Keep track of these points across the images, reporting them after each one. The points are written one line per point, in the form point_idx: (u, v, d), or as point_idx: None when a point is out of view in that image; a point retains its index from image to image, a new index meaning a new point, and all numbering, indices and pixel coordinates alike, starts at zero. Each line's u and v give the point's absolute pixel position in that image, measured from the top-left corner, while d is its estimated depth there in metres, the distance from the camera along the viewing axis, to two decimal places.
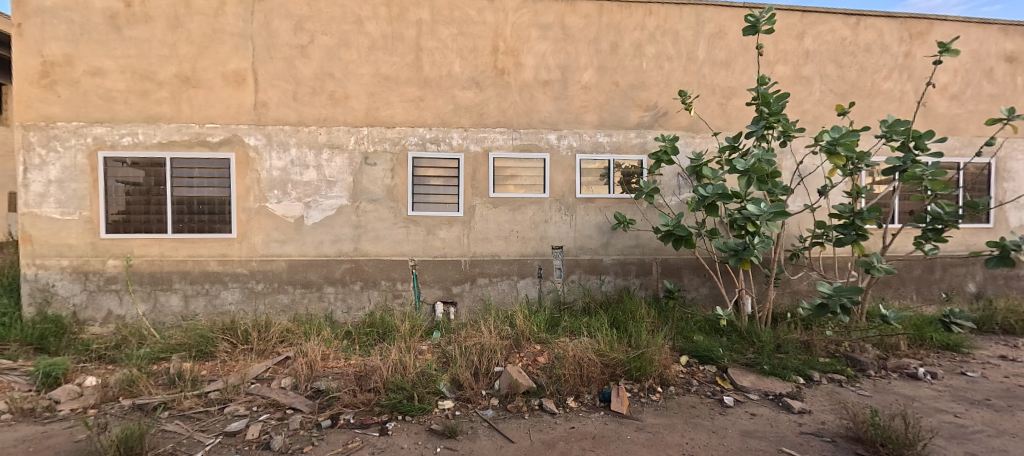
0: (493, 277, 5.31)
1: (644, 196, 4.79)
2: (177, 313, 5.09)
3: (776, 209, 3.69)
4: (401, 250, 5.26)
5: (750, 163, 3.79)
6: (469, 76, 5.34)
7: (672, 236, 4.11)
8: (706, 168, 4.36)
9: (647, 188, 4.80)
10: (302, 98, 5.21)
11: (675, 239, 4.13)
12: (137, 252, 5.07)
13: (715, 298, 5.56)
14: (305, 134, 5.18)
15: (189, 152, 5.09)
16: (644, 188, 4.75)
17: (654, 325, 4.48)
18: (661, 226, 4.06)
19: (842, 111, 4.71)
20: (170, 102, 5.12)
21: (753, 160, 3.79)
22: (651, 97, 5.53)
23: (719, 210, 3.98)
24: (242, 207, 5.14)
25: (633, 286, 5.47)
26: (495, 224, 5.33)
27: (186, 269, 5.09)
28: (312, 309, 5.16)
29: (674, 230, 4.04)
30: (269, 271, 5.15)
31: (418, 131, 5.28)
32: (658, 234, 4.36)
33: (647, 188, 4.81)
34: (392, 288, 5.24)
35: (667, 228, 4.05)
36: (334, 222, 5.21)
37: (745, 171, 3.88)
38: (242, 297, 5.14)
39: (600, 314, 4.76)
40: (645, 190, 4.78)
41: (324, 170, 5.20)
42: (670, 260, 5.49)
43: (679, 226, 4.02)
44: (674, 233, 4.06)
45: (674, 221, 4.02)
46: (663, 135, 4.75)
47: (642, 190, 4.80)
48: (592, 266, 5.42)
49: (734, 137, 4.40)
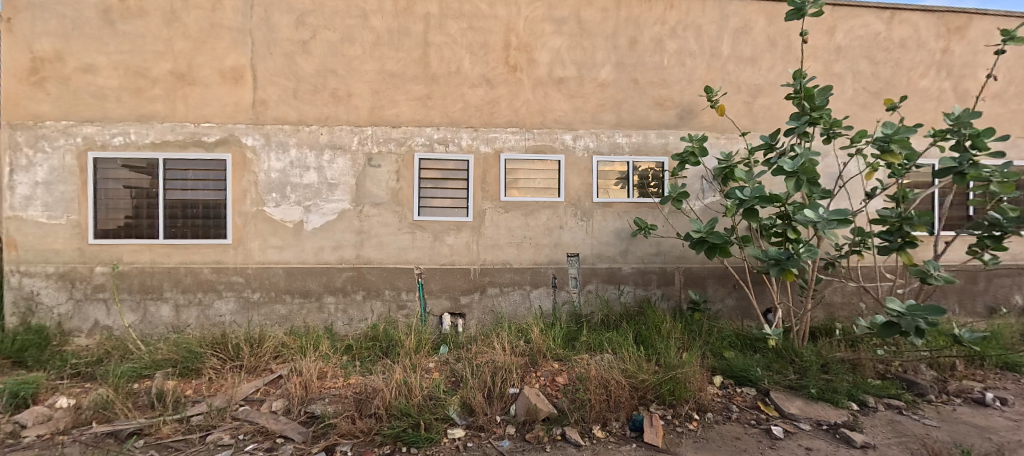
0: (504, 287, 4.96)
1: (672, 201, 4.47)
2: (168, 324, 4.77)
3: (835, 216, 3.34)
4: (407, 257, 4.93)
5: (801, 164, 3.41)
6: (479, 73, 5.04)
7: (705, 244, 3.71)
8: (739, 169, 4.12)
9: (673, 192, 4.47)
10: (303, 96, 4.92)
11: (709, 248, 3.74)
12: (126, 258, 4.78)
13: (742, 310, 5.18)
14: (305, 134, 4.89)
15: (183, 152, 4.81)
16: (671, 192, 4.43)
17: (682, 340, 4.12)
18: (693, 233, 3.68)
19: (892, 105, 4.29)
20: (164, 100, 4.85)
21: (804, 161, 3.40)
22: (673, 95, 5.19)
23: (759, 215, 3.62)
24: (238, 211, 4.84)
25: (653, 297, 5.11)
26: (506, 230, 4.99)
27: (179, 276, 4.79)
28: (311, 322, 4.82)
29: (708, 238, 3.67)
30: (265, 279, 4.83)
31: (425, 131, 4.98)
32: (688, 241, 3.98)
33: (674, 192, 4.47)
34: (397, 298, 4.90)
35: (701, 236, 3.67)
36: (335, 227, 4.90)
37: (792, 172, 3.50)
38: (236, 307, 4.81)
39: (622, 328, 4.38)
40: (672, 194, 4.46)
41: (325, 172, 4.89)
42: (693, 269, 5.14)
43: (715, 232, 3.65)
44: (709, 241, 3.68)
45: (708, 226, 3.66)
46: (689, 134, 4.35)
47: (669, 195, 4.47)
48: (610, 275, 5.06)
49: (768, 136, 3.93)
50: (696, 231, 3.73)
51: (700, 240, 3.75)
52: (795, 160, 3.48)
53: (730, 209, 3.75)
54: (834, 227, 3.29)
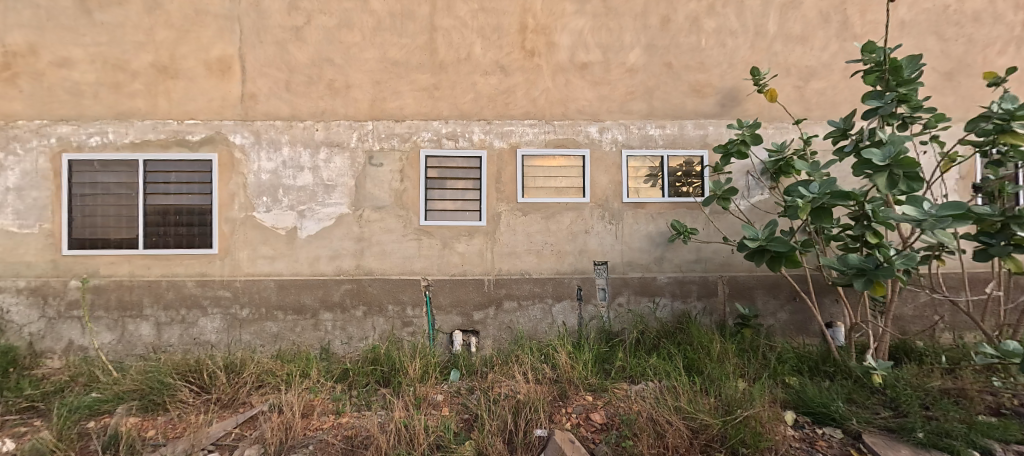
0: (522, 301, 4.36)
1: (718, 200, 3.88)
2: (148, 344, 4.28)
3: (948, 210, 2.61)
4: (412, 268, 4.37)
5: (896, 153, 2.71)
6: (492, 59, 4.47)
7: (765, 255, 3.02)
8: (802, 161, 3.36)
9: (717, 190, 3.88)
10: (296, 88, 4.41)
11: (772, 259, 3.03)
12: (103, 271, 4.31)
13: (797, 325, 4.51)
14: (299, 131, 4.39)
15: (165, 153, 4.34)
16: (714, 189, 3.85)
17: (739, 365, 3.49)
18: (748, 242, 2.99)
19: (995, 79, 3.79)
20: (145, 96, 4.39)
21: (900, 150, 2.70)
22: (712, 80, 4.57)
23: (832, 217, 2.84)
24: (226, 217, 4.33)
25: (693, 312, 4.45)
26: (524, 236, 4.40)
27: (160, 291, 4.29)
28: (306, 342, 4.28)
29: (769, 246, 2.96)
30: (254, 294, 4.30)
31: (432, 125, 4.44)
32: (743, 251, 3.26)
33: (719, 190, 3.88)
34: (401, 315, 4.33)
35: (759, 244, 2.98)
36: (333, 234, 4.36)
37: (885, 166, 2.78)
38: (223, 326, 4.29)
39: (662, 350, 3.76)
40: (718, 192, 3.88)
41: (321, 173, 4.37)
42: (739, 278, 4.49)
43: (776, 240, 2.95)
44: (769, 250, 2.98)
45: (766, 233, 2.98)
46: (738, 120, 3.75)
47: (713, 192, 3.89)
48: (644, 286, 4.43)
49: (839, 122, 3.21)
50: (753, 240, 3.04)
51: (758, 250, 3.06)
52: (886, 151, 2.79)
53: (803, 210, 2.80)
54: (947, 224, 2.56)
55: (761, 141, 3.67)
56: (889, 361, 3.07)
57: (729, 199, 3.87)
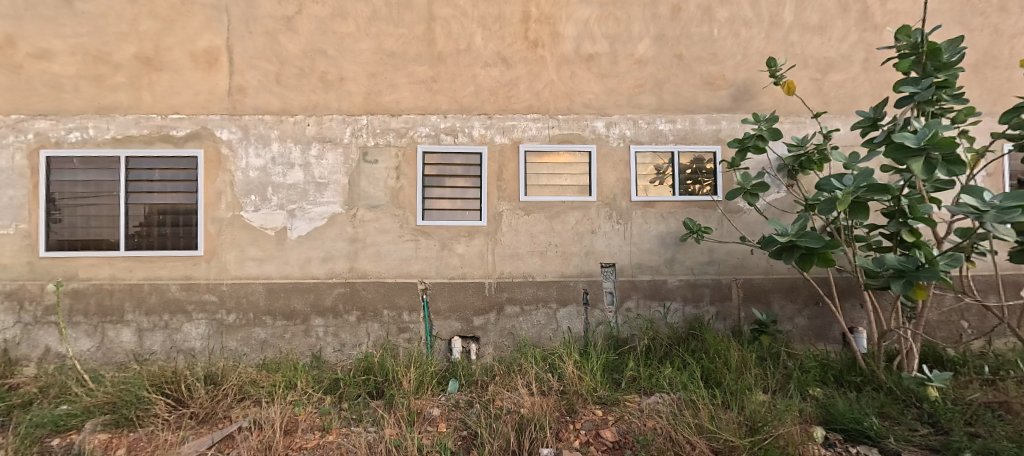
0: (525, 305, 4.12)
1: (745, 194, 3.63)
2: (129, 351, 4.04)
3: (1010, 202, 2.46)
4: (409, 270, 4.13)
5: (931, 134, 2.42)
6: (493, 50, 4.24)
7: (795, 252, 2.72)
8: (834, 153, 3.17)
9: (745, 184, 3.63)
10: (286, 81, 4.17)
11: (802, 257, 2.74)
12: (82, 274, 4.08)
13: (816, 331, 4.26)
14: (289, 125, 4.16)
15: (148, 149, 4.12)
16: (741, 183, 3.60)
17: (760, 376, 3.25)
18: (777, 237, 2.70)
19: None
20: (127, 89, 4.16)
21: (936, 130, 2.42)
22: (725, 73, 4.33)
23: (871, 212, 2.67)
24: (212, 217, 4.10)
25: (706, 317, 4.21)
26: (527, 237, 4.16)
27: (142, 295, 4.06)
28: (296, 349, 4.05)
29: (800, 241, 2.67)
30: (241, 298, 4.06)
31: (430, 119, 4.20)
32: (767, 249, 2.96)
33: (747, 183, 3.62)
34: (397, 320, 4.08)
35: (789, 239, 2.69)
36: (325, 235, 4.12)
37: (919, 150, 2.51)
38: (209, 332, 4.06)
39: (676, 359, 3.53)
40: (746, 186, 3.62)
41: (313, 170, 4.14)
42: (754, 281, 4.25)
43: (808, 235, 2.66)
44: (800, 246, 2.70)
45: (797, 227, 2.70)
46: (755, 114, 3.49)
47: (739, 186, 3.64)
48: (653, 289, 4.18)
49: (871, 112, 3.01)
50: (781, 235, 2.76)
51: (786, 247, 2.77)
52: (921, 132, 2.51)
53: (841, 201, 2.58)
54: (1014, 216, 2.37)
55: (781, 135, 3.43)
56: (948, 372, 2.84)
57: (757, 193, 3.62)
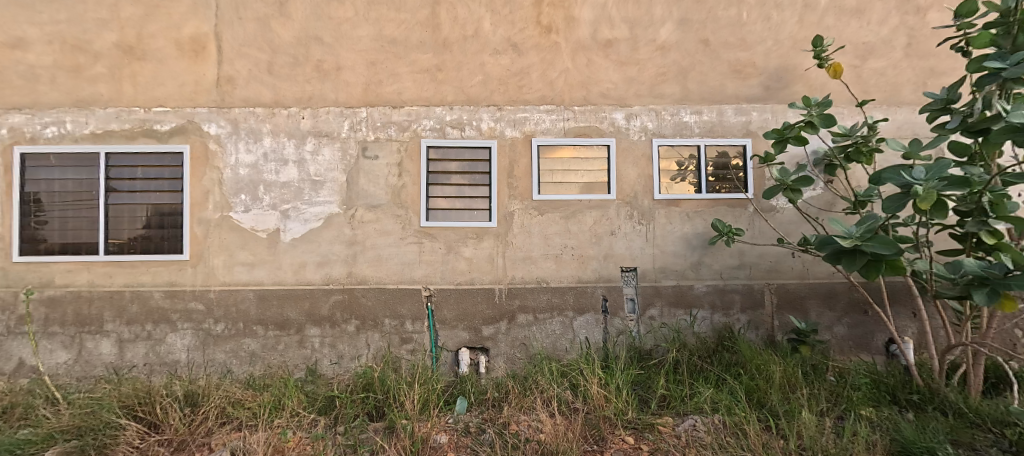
0: (539, 314, 3.77)
1: (786, 191, 3.27)
2: (108, 365, 3.72)
3: None
4: (412, 276, 3.79)
5: None
6: (503, 36, 3.90)
7: (860, 257, 2.34)
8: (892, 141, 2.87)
9: (785, 179, 3.29)
10: (279, 70, 3.84)
11: (867, 264, 2.36)
12: (58, 281, 3.76)
13: (857, 341, 3.91)
14: (282, 118, 3.82)
15: (130, 145, 3.80)
16: (781, 178, 3.27)
17: (812, 396, 2.91)
18: (840, 240, 2.33)
19: None
20: (108, 80, 3.84)
21: None
22: (755, 60, 3.98)
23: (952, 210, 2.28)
24: (198, 218, 3.77)
25: (736, 326, 3.86)
26: (541, 239, 3.82)
27: (122, 304, 3.74)
28: (290, 361, 3.72)
29: (869, 246, 2.29)
30: (230, 307, 3.74)
31: (435, 111, 3.87)
32: (823, 258, 2.53)
33: (787, 179, 3.28)
34: (399, 330, 3.75)
35: (853, 243, 2.32)
36: (321, 237, 3.79)
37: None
38: (195, 343, 3.73)
39: (712, 376, 3.19)
40: (787, 181, 3.28)
41: (307, 167, 3.81)
42: (789, 287, 3.90)
43: (875, 239, 2.29)
44: (866, 251, 2.32)
45: (864, 229, 2.35)
46: (806, 98, 3.14)
47: (779, 182, 3.29)
48: (679, 296, 3.83)
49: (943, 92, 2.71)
50: (842, 238, 2.39)
51: (848, 251, 2.39)
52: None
53: (925, 198, 2.19)
54: None
55: (834, 122, 3.07)
56: None
57: (800, 190, 3.24)
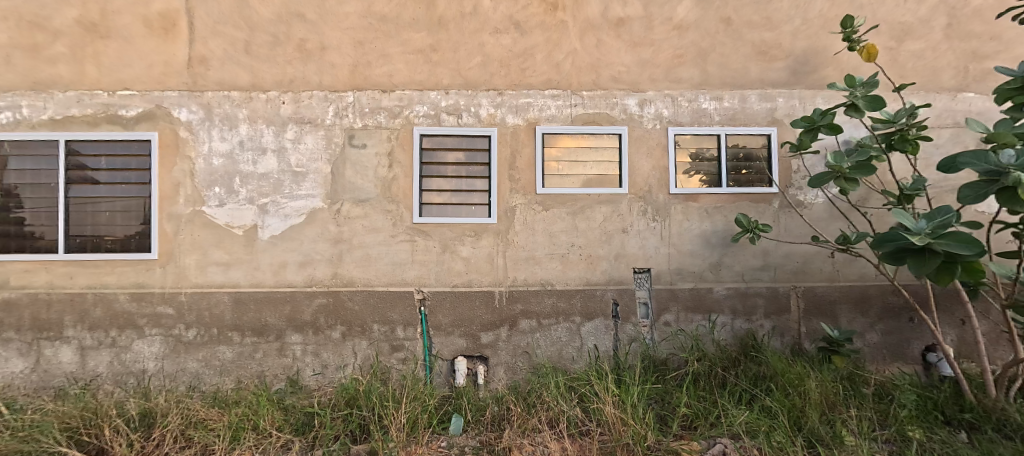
0: (543, 319, 3.43)
1: (839, 180, 2.72)
2: (68, 375, 3.37)
3: None
4: (403, 277, 3.44)
5: None
6: (504, 13, 3.53)
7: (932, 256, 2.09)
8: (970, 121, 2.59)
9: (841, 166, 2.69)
10: (257, 50, 3.47)
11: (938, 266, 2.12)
12: (12, 282, 3.39)
13: (891, 349, 3.57)
14: (261, 103, 3.47)
15: (93, 132, 3.45)
16: (836, 165, 2.67)
17: (858, 419, 2.60)
18: (909, 238, 2.08)
19: None
20: (68, 61, 3.47)
21: None
22: (782, 40, 3.61)
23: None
24: (167, 213, 3.42)
25: (760, 333, 3.52)
26: (545, 237, 3.47)
27: (84, 307, 3.39)
28: (269, 371, 3.38)
29: (946, 242, 2.04)
30: (203, 311, 3.39)
31: (429, 96, 3.51)
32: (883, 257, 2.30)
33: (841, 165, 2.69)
34: (389, 337, 3.40)
35: (923, 241, 2.07)
36: (303, 234, 3.44)
37: None
38: (164, 351, 3.39)
39: (741, 394, 2.91)
40: (841, 168, 2.68)
41: (288, 157, 3.46)
42: (817, 290, 3.56)
43: (951, 236, 2.05)
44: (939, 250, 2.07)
45: (937, 224, 2.11)
46: (849, 78, 2.76)
47: (833, 169, 2.70)
48: (697, 300, 3.49)
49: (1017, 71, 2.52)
50: (911, 234, 2.15)
51: (914, 250, 2.15)
52: None
53: None
54: None
55: (882, 105, 2.65)
56: None
57: (855, 178, 2.71)
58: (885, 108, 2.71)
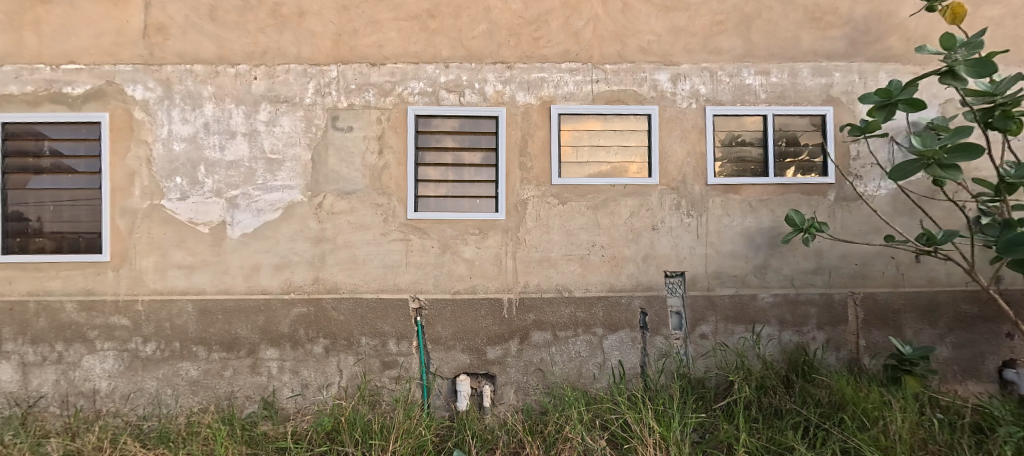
0: (559, 332, 2.93)
1: (931, 168, 2.18)
2: (8, 397, 2.90)
3: None
4: (396, 283, 2.95)
5: None
6: None
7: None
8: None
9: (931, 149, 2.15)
10: (224, 16, 2.96)
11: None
12: None
13: (966, 366, 3.06)
14: (229, 78, 2.96)
15: (34, 113, 2.94)
16: (924, 149, 2.14)
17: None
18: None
19: None
20: (4, 29, 2.97)
21: None
22: (839, 4, 3.08)
23: None
24: (121, 207, 2.93)
25: (812, 347, 3.02)
26: (562, 236, 2.97)
27: (26, 318, 2.90)
28: (241, 392, 2.90)
29: None
30: (164, 321, 2.91)
31: (425, 70, 3.00)
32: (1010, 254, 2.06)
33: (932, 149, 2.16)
34: (380, 352, 2.91)
35: None
36: (278, 232, 2.94)
37: None
38: (119, 368, 2.91)
39: (811, 422, 2.45)
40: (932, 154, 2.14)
41: (261, 141, 2.95)
42: (879, 297, 3.05)
43: None
44: None
45: None
46: (944, 38, 2.11)
47: (920, 155, 2.17)
48: (738, 308, 2.99)
49: None
50: None
51: None
52: None
53: None
54: None
55: (991, 70, 2.03)
56: None
57: (952, 166, 2.15)
58: (991, 75, 2.08)
